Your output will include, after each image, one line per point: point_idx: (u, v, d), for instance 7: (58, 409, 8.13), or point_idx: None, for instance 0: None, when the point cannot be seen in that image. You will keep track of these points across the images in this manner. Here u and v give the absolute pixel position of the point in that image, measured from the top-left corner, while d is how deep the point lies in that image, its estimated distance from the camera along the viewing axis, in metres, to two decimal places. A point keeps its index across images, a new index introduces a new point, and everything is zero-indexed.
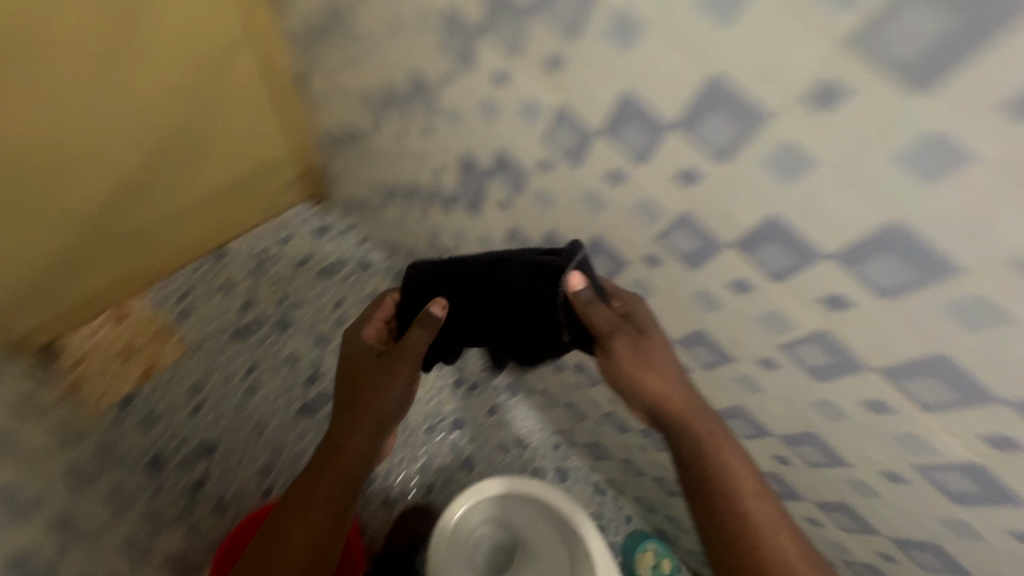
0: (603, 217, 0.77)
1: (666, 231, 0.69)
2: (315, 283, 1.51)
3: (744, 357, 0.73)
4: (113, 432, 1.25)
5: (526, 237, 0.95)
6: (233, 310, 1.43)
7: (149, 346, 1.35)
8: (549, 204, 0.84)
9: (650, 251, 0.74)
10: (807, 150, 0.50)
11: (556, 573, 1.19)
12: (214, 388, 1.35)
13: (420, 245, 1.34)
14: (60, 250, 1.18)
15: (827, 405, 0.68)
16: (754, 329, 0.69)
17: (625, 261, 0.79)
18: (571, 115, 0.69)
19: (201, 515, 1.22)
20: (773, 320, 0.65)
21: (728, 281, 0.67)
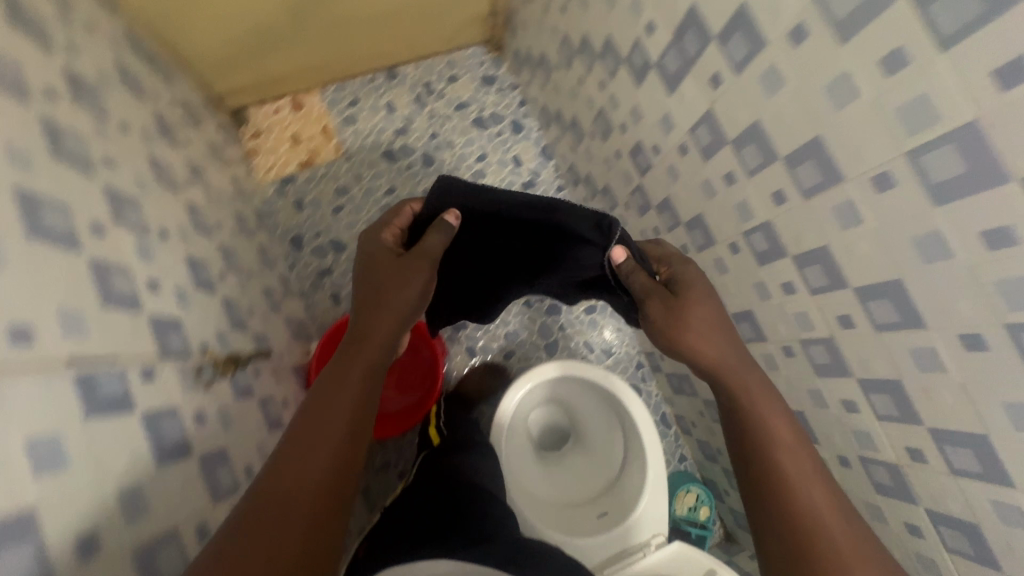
0: (781, 118, 0.67)
1: (795, 162, 0.68)
2: (467, 130, 1.57)
3: (869, 301, 0.66)
4: (270, 204, 1.47)
5: (676, 130, 0.91)
6: (391, 130, 1.53)
7: (314, 140, 1.51)
8: (717, 101, 0.77)
9: (809, 178, 0.67)
10: (937, 102, 0.49)
11: (607, 445, 1.20)
12: (358, 195, 1.51)
13: (586, 115, 1.23)
14: (248, 34, 1.23)
15: (870, 365, 0.71)
16: (848, 267, 0.67)
17: (792, 179, 0.70)
18: (751, 23, 0.65)
19: (319, 298, 1.46)
20: (850, 260, 0.66)
21: (833, 208, 0.65)
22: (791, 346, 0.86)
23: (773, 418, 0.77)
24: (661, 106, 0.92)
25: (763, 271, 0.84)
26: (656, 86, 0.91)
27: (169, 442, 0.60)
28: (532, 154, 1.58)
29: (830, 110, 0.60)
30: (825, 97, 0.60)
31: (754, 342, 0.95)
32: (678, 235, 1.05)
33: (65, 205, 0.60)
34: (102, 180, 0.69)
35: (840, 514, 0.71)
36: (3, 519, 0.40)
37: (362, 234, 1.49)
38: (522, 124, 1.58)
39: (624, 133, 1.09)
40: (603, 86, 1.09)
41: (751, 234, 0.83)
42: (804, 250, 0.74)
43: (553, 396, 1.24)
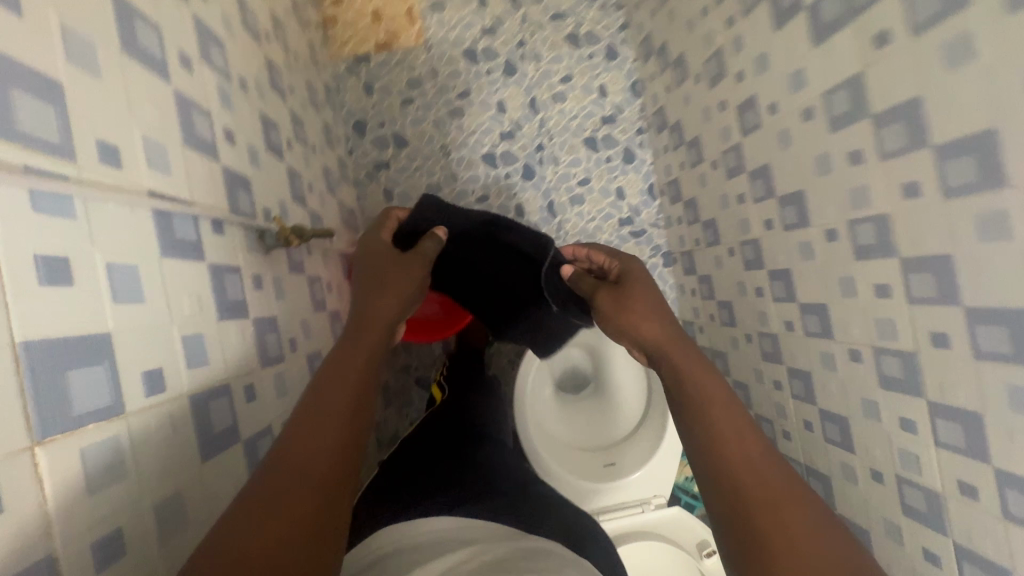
0: (951, 99, 0.59)
1: (949, 154, 0.60)
2: (558, 44, 1.44)
3: (982, 326, 0.60)
4: (340, 82, 1.40)
5: (808, 91, 0.81)
6: (479, 27, 1.42)
7: (395, 21, 1.41)
8: (874, 66, 0.68)
9: (960, 173, 0.59)
10: None
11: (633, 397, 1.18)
12: (429, 92, 1.42)
13: (699, 53, 1.11)
14: None
15: (956, 393, 0.66)
16: (972, 285, 0.61)
17: (935, 171, 0.62)
18: None
19: (371, 190, 1.43)
20: (981, 279, 0.59)
21: (980, 219, 0.58)
22: (859, 351, 0.81)
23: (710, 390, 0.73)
24: (798, 59, 0.82)
25: (858, 266, 0.78)
26: (800, 34, 0.80)
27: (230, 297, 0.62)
28: (620, 86, 1.45)
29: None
30: (1021, 81, 0.52)
31: (818, 337, 0.90)
32: (768, 207, 0.97)
33: (155, 26, 0.56)
34: (193, 8, 0.64)
35: (770, 456, 0.67)
36: (88, 335, 0.45)
37: (426, 134, 1.42)
38: (617, 50, 1.45)
39: (739, 82, 0.98)
40: (732, 23, 0.97)
41: (859, 225, 0.76)
42: (920, 255, 0.67)
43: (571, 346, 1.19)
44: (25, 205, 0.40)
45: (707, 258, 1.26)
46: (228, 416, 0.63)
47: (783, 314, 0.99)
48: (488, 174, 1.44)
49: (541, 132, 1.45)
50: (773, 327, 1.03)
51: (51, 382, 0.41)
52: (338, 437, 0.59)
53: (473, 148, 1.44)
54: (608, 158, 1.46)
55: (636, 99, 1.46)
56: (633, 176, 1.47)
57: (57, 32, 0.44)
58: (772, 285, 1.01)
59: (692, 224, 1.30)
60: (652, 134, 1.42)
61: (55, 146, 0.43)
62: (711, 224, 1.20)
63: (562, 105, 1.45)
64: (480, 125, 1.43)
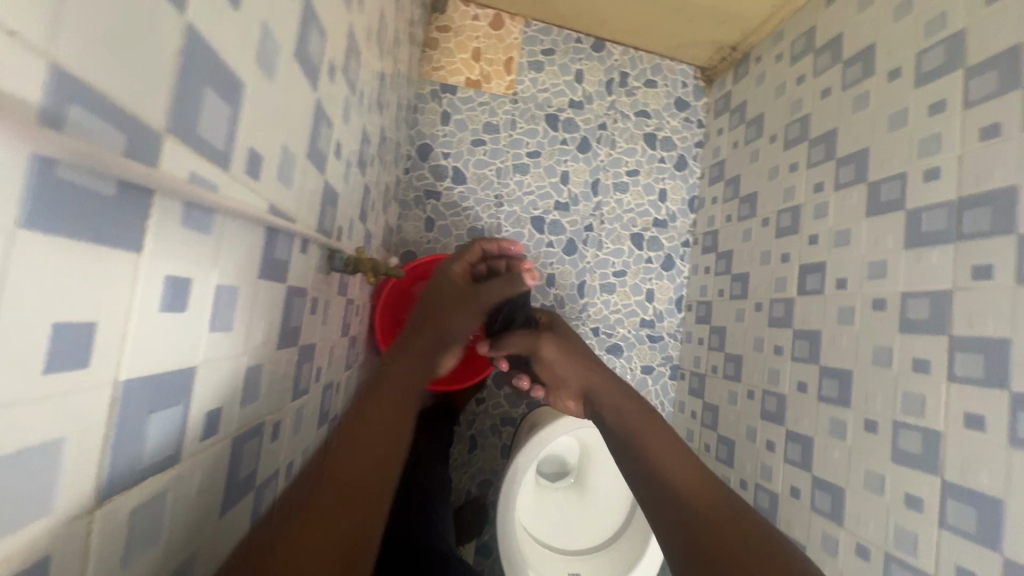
0: None
1: (1004, 401, 0.64)
2: (636, 138, 1.47)
3: (1013, 563, 0.61)
4: (419, 102, 1.39)
5: (874, 289, 0.85)
6: (568, 97, 1.44)
7: (491, 66, 1.42)
8: (947, 298, 0.73)
9: (1004, 419, 0.64)
10: None
11: (585, 480, 1.23)
12: (502, 141, 1.42)
13: (772, 200, 1.15)
14: None
15: None
16: (1002, 521, 0.63)
17: (987, 409, 0.66)
18: None
19: (413, 213, 1.38)
20: (999, 522, 0.63)
21: None
22: (867, 549, 0.80)
23: (669, 463, 0.68)
24: (883, 250, 0.84)
25: (893, 467, 0.78)
26: (893, 230, 0.83)
27: (291, 325, 0.54)
28: (680, 196, 1.49)
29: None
30: None
31: (823, 517, 0.89)
32: (805, 369, 0.98)
33: (325, 31, 0.52)
34: (351, 19, 0.62)
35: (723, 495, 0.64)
36: (181, 371, 0.32)
37: (485, 178, 1.41)
38: (687, 162, 1.49)
39: (810, 245, 1.01)
40: (818, 190, 1.01)
41: (904, 429, 0.77)
42: (965, 484, 0.68)
43: (562, 456, 1.26)
44: (175, 217, 0.29)
45: (722, 388, 1.25)
46: (254, 460, 0.48)
47: (790, 478, 0.98)
48: (532, 236, 1.42)
49: (593, 214, 1.45)
50: (775, 486, 1.02)
51: (131, 428, 0.28)
52: (347, 512, 0.46)
53: (527, 207, 1.42)
54: (648, 259, 1.47)
55: (689, 213, 1.49)
56: (666, 283, 1.48)
57: (288, 75, 0.44)
58: (786, 445, 1.01)
59: (714, 350, 1.30)
60: (697, 252, 1.45)
61: (219, 152, 0.34)
62: (738, 358, 1.20)
63: (621, 196, 1.46)
64: (539, 188, 1.43)
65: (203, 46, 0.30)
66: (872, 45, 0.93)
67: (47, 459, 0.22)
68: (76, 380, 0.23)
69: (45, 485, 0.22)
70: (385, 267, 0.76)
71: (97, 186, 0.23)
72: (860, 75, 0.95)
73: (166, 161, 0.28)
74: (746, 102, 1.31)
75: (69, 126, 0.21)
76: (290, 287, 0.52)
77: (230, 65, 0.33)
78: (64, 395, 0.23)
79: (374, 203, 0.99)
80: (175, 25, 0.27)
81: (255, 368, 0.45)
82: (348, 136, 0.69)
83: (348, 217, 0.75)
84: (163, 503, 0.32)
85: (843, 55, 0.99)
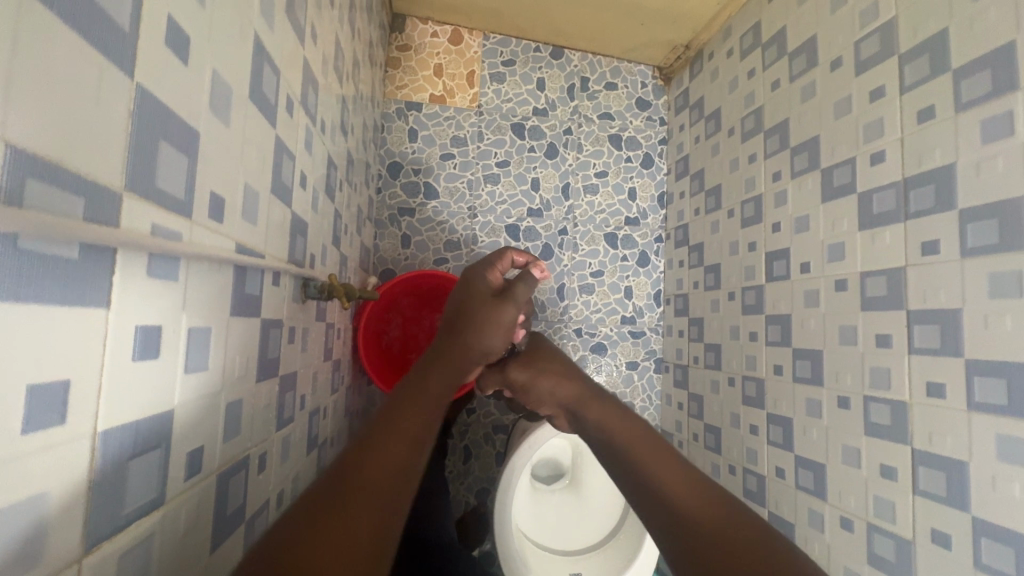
0: (990, 315, 0.65)
1: (959, 368, 0.68)
2: (601, 141, 1.51)
3: (981, 521, 0.64)
4: (386, 121, 1.40)
5: (835, 270, 0.89)
6: (531, 105, 1.47)
7: (454, 80, 1.44)
8: (901, 273, 0.77)
9: (960, 385, 0.68)
10: None
11: (580, 480, 1.25)
12: (470, 153, 1.44)
13: (735, 191, 1.18)
14: None
15: None
16: (967, 482, 0.66)
17: (945, 377, 0.70)
18: (1004, 223, 0.63)
19: (388, 231, 1.39)
20: (965, 483, 0.67)
21: (998, 436, 0.63)
22: (851, 521, 0.83)
23: (660, 470, 0.66)
24: (840, 233, 0.88)
25: (866, 440, 0.81)
26: (847, 213, 0.87)
27: (269, 357, 0.55)
28: (649, 193, 1.52)
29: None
30: (1013, 333, 0.62)
31: (807, 493, 0.92)
32: (779, 353, 1.01)
33: (279, 68, 0.54)
34: (305, 52, 0.63)
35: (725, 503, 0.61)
36: (159, 416, 0.33)
37: (457, 191, 1.43)
38: (653, 160, 1.53)
39: (773, 232, 1.05)
40: (776, 178, 1.04)
41: (874, 402, 0.80)
42: (933, 450, 0.71)
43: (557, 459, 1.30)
44: (141, 270, 0.31)
45: (704, 378, 1.28)
46: (242, 493, 0.49)
47: (774, 460, 1.01)
48: (508, 244, 1.44)
49: (566, 217, 1.48)
50: (761, 468, 1.05)
51: (113, 477, 0.29)
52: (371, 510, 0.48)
53: (501, 217, 1.44)
54: (624, 257, 1.50)
55: (659, 209, 1.52)
56: (643, 279, 1.51)
57: (244, 119, 0.45)
58: (767, 429, 1.04)
59: (694, 341, 1.33)
60: (670, 246, 1.48)
61: (180, 203, 0.35)
62: (716, 347, 1.23)
63: (592, 198, 1.49)
64: (511, 196, 1.45)
65: (155, 105, 0.31)
66: (813, 37, 0.97)
67: (34, 514, 0.23)
68: (55, 437, 0.25)
69: (33, 541, 0.24)
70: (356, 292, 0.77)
71: (60, 251, 0.24)
72: (805, 67, 0.99)
73: (127, 219, 0.29)
74: (704, 98, 1.35)
75: (29, 200, 0.22)
76: (265, 320, 0.54)
77: (184, 119, 0.35)
78: (44, 453, 0.24)
79: (346, 226, 1.00)
80: (126, 89, 0.29)
81: (235, 404, 0.47)
82: (312, 166, 0.70)
83: (319, 244, 0.77)
84: (151, 545, 0.33)
85: (788, 48, 1.03)
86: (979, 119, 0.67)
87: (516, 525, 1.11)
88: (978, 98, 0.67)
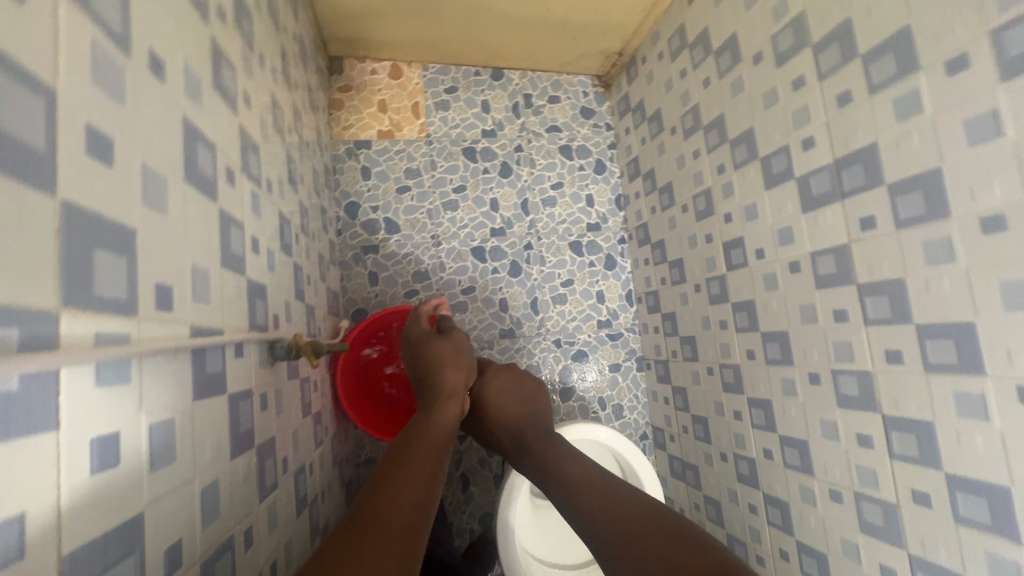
0: (932, 278, 0.68)
1: (912, 333, 0.71)
2: (552, 153, 1.54)
3: (954, 476, 0.67)
4: (337, 163, 1.40)
5: (788, 253, 0.92)
6: (479, 128, 1.49)
7: (399, 114, 1.45)
8: (847, 249, 0.80)
9: (915, 349, 0.71)
10: (985, 362, 0.63)
11: None
12: (426, 183, 1.45)
13: (685, 187, 1.22)
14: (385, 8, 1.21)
15: (944, 546, 0.70)
16: (936, 440, 0.69)
17: (901, 342, 0.73)
18: (930, 190, 0.67)
19: (355, 272, 1.39)
20: (935, 442, 0.70)
21: (958, 392, 0.66)
22: (840, 492, 0.86)
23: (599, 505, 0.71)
24: (786, 218, 0.92)
25: (841, 412, 0.84)
26: (790, 198, 0.90)
27: (242, 430, 0.55)
28: (606, 197, 1.55)
29: (996, 307, 0.61)
30: (953, 295, 0.65)
31: (796, 470, 0.95)
32: (750, 337, 1.04)
33: (214, 142, 0.54)
34: (240, 120, 0.64)
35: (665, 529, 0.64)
36: (127, 522, 0.33)
37: (418, 222, 1.44)
38: (605, 165, 1.56)
39: (726, 223, 1.08)
40: (721, 171, 1.08)
41: (842, 374, 0.83)
42: (901, 414, 0.74)
43: None
44: (89, 381, 0.30)
45: (685, 370, 1.30)
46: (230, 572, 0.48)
47: (761, 442, 1.03)
48: (476, 267, 1.45)
49: (529, 232, 1.49)
50: (750, 452, 1.07)
51: None
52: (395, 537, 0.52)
53: (465, 241, 1.45)
54: (591, 263, 1.52)
55: (618, 212, 1.55)
56: (613, 282, 1.53)
57: (183, 202, 0.45)
58: (750, 413, 1.07)
59: (670, 335, 1.36)
60: (634, 246, 1.51)
61: (123, 303, 0.35)
62: (691, 339, 1.26)
63: (552, 210, 1.52)
64: (472, 220, 1.47)
65: (83, 213, 0.32)
66: (734, 34, 1.01)
67: None
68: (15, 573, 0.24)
69: None
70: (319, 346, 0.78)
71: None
72: (731, 63, 1.03)
73: (66, 334, 0.29)
74: (644, 100, 1.39)
75: None
76: (233, 394, 0.53)
77: (117, 219, 0.35)
78: None
79: (309, 276, 1.00)
80: (48, 206, 0.29)
81: (212, 485, 0.46)
82: (263, 227, 0.70)
83: (282, 303, 0.76)
84: None
85: (713, 47, 1.08)
86: (891, 98, 0.71)
87: (521, 548, 1.11)
88: (889, 79, 0.71)
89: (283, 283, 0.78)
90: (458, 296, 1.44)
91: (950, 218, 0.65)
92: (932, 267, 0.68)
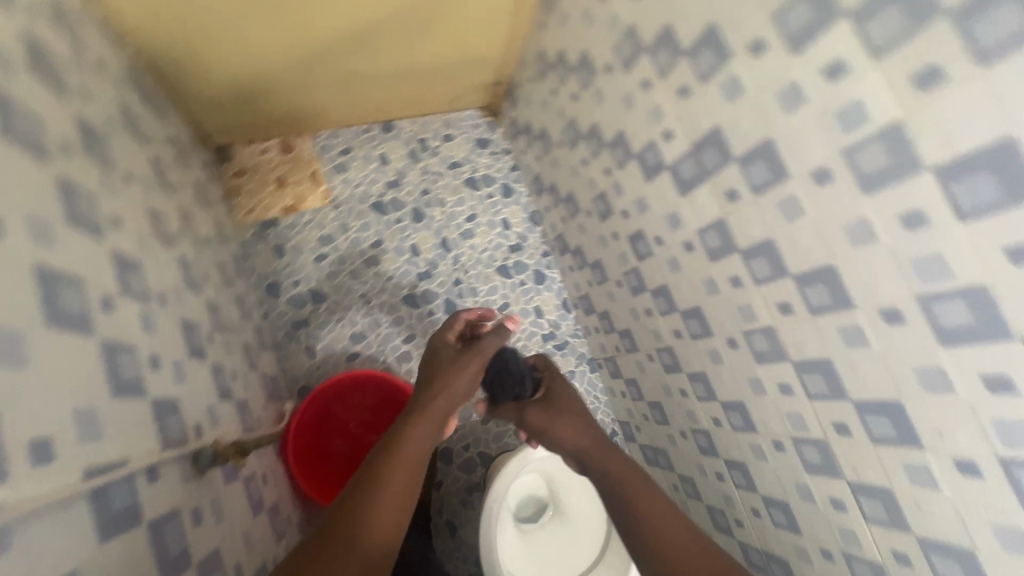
0: (794, 231, 0.75)
1: (794, 283, 0.78)
2: (459, 188, 1.58)
3: (860, 402, 0.74)
4: (248, 248, 1.39)
5: (680, 234, 0.99)
6: (382, 181, 1.52)
7: (300, 186, 1.46)
8: (724, 221, 0.87)
9: (800, 297, 0.78)
10: (850, 296, 0.70)
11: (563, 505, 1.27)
12: (343, 246, 1.45)
13: (584, 193, 1.29)
14: (257, 92, 1.24)
15: (871, 467, 0.76)
16: (838, 374, 0.76)
17: (788, 294, 0.80)
18: (772, 155, 0.74)
19: (291, 350, 1.37)
20: (837, 376, 0.76)
21: (841, 327, 0.73)
22: (781, 441, 0.91)
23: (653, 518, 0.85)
24: (670, 204, 0.99)
25: (761, 368, 0.90)
26: (668, 185, 0.97)
27: (173, 554, 0.53)
28: (521, 217, 1.60)
29: (845, 246, 0.68)
30: (811, 243, 0.73)
31: (742, 431, 1.00)
32: (672, 318, 1.10)
33: (78, 278, 0.54)
34: (109, 244, 0.63)
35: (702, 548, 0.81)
36: None
37: (343, 285, 1.43)
38: (512, 187, 1.62)
39: (625, 219, 1.15)
40: (608, 173, 1.15)
41: (752, 334, 0.89)
42: (805, 358, 0.81)
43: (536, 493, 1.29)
44: None
45: (630, 362, 1.35)
46: None
47: (708, 412, 1.09)
48: (412, 315, 1.46)
49: (455, 268, 1.52)
50: (702, 424, 1.12)
51: None
52: None
53: (394, 292, 1.46)
54: (522, 282, 1.56)
55: (535, 227, 1.61)
56: (548, 294, 1.58)
57: (47, 351, 0.45)
58: (693, 388, 1.12)
59: (610, 332, 1.41)
60: (558, 256, 1.57)
61: None
62: (627, 331, 1.31)
63: (472, 241, 1.55)
64: (397, 270, 1.48)
65: None
66: (585, 50, 1.09)
67: None
68: None
69: None
70: (248, 441, 0.77)
71: None
72: (589, 76, 1.11)
73: None
74: (529, 121, 1.46)
75: None
76: (151, 523, 0.52)
77: None
78: None
79: (234, 370, 0.98)
80: None
81: None
82: (162, 341, 0.69)
83: (203, 409, 0.75)
84: None
85: (571, 64, 1.15)
86: (718, 85, 0.79)
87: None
88: (712, 68, 0.79)
89: (200, 390, 0.77)
90: (401, 347, 1.44)
91: (791, 178, 0.73)
92: (789, 223, 0.75)
